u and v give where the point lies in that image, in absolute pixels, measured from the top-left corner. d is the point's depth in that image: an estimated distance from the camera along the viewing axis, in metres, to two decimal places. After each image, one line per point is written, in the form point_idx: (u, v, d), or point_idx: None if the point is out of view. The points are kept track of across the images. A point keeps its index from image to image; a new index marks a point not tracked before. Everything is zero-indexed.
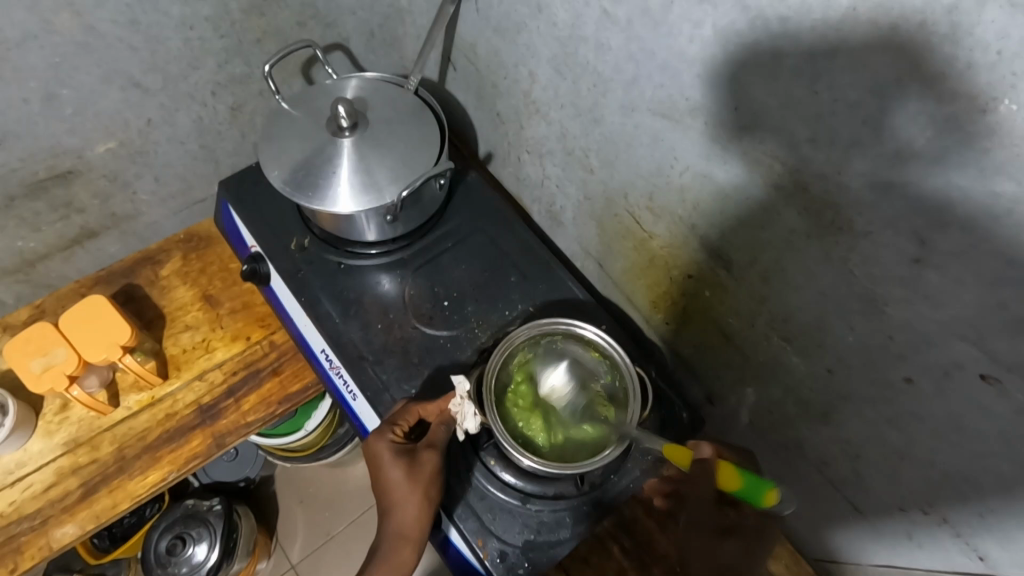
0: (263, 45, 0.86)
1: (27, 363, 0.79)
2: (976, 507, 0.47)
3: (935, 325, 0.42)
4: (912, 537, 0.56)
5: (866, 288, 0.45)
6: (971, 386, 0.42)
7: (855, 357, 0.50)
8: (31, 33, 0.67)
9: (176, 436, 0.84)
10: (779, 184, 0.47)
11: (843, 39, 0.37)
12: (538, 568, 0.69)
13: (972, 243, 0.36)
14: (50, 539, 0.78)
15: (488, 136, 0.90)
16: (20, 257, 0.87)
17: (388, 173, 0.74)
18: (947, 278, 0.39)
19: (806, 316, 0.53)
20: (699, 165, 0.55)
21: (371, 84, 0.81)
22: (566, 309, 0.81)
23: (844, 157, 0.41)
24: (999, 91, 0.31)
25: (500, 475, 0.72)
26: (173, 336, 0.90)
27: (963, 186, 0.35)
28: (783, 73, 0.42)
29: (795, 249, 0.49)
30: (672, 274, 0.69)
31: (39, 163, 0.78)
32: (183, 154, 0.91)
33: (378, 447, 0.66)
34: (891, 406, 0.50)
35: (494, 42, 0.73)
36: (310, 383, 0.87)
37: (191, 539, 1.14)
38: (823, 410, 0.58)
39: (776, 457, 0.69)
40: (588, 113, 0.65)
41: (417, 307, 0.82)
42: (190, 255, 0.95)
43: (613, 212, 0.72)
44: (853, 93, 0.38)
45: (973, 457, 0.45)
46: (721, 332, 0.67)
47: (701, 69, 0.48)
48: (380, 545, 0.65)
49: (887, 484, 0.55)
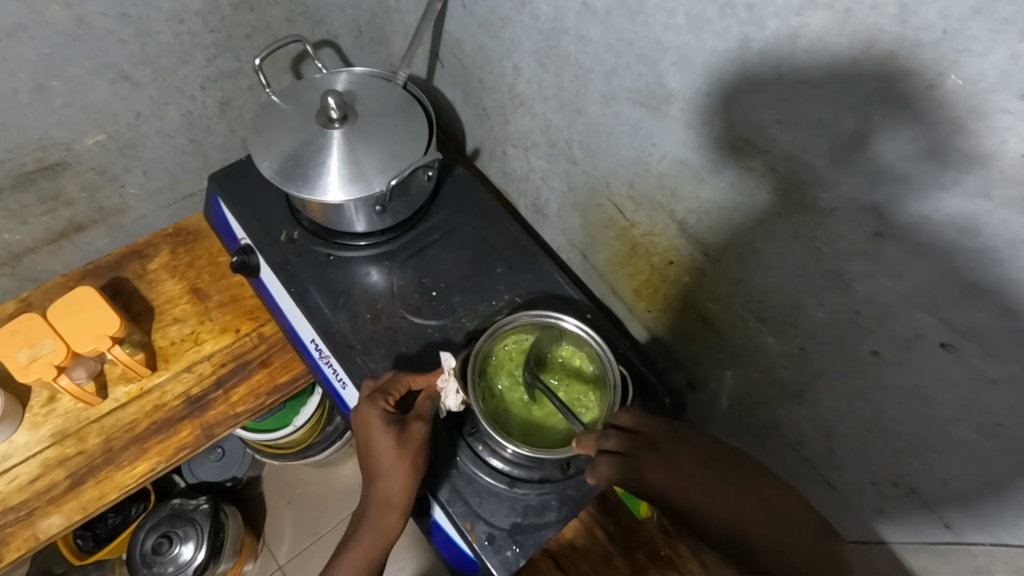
0: (252, 41, 0.88)
1: (13, 354, 0.79)
2: (940, 474, 0.50)
3: (896, 297, 0.44)
4: (885, 509, 0.58)
5: (833, 265, 0.48)
6: (931, 354, 0.44)
7: (825, 334, 0.53)
8: (21, 24, 0.68)
9: (164, 427, 0.84)
10: (752, 167, 0.50)
11: (806, 24, 0.39)
12: (526, 551, 0.70)
13: (927, 215, 0.39)
14: (35, 530, 0.77)
15: (474, 131, 0.92)
16: (6, 250, 0.87)
17: (375, 163, 0.75)
18: (906, 251, 0.42)
19: (779, 297, 0.56)
20: (675, 153, 0.58)
21: (360, 78, 0.83)
22: (551, 301, 0.82)
23: (808, 138, 0.43)
24: (946, 67, 0.33)
25: (487, 460, 0.73)
26: (161, 329, 0.90)
27: (916, 158, 0.37)
28: (752, 59, 0.44)
29: (767, 230, 0.52)
30: (653, 260, 0.71)
31: (27, 155, 0.79)
32: (172, 148, 0.92)
33: (369, 414, 0.66)
34: (860, 379, 0.52)
35: (480, 37, 0.75)
36: (299, 374, 0.88)
37: (177, 538, 1.13)
38: (798, 388, 0.60)
39: (755, 441, 0.71)
40: (571, 104, 0.67)
41: (404, 297, 0.83)
42: (178, 249, 0.96)
43: (596, 202, 0.74)
44: (816, 74, 0.40)
45: (935, 425, 0.47)
46: (701, 317, 0.69)
47: (676, 58, 0.51)
48: (366, 512, 0.64)
49: (860, 458, 0.58)
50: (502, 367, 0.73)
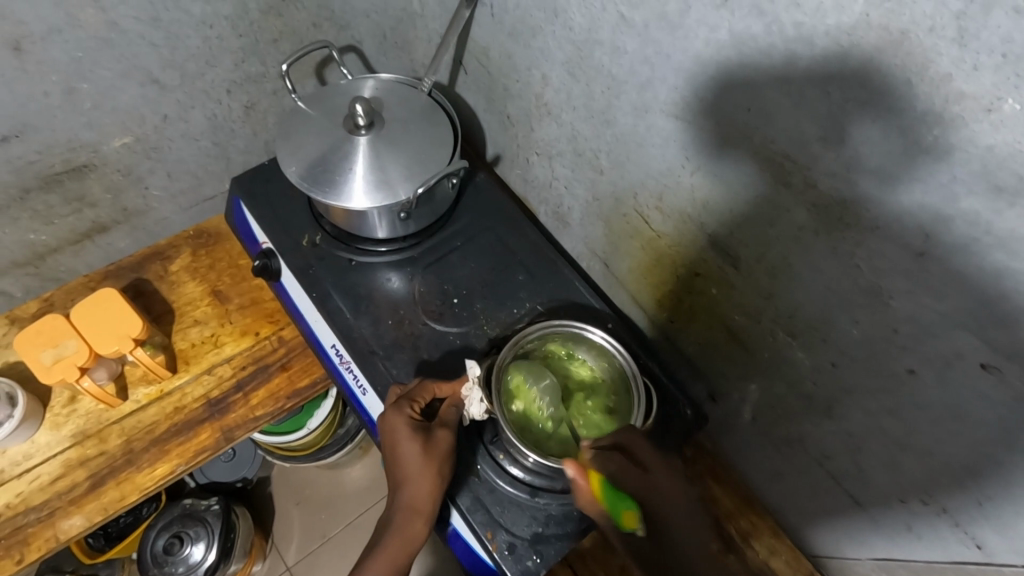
0: (278, 46, 0.88)
1: (38, 355, 0.79)
2: (974, 494, 0.49)
3: (937, 317, 0.44)
4: (912, 527, 0.58)
5: (871, 282, 0.47)
6: (971, 374, 0.44)
7: (858, 351, 0.52)
8: (56, 27, 0.68)
9: (185, 429, 0.84)
10: (789, 182, 0.49)
11: (855, 43, 0.39)
12: (547, 561, 0.70)
13: (974, 237, 0.38)
14: (56, 530, 0.78)
15: (496, 138, 0.92)
16: (30, 250, 0.87)
17: (402, 171, 0.75)
18: (950, 271, 0.41)
19: (810, 312, 0.55)
20: (708, 165, 0.57)
21: (386, 84, 0.83)
22: (572, 309, 0.82)
23: (852, 155, 0.43)
24: (1005, 91, 0.33)
25: (508, 469, 0.73)
26: (183, 331, 0.90)
27: (966, 181, 0.37)
28: (796, 76, 0.44)
29: (802, 245, 0.52)
30: (679, 272, 0.71)
31: (55, 156, 0.79)
32: (196, 150, 0.92)
33: (395, 421, 0.66)
34: (894, 397, 0.52)
35: (508, 46, 0.75)
36: (318, 378, 0.88)
37: (189, 539, 1.14)
38: (826, 404, 0.60)
39: (777, 454, 0.71)
40: (601, 115, 0.67)
41: (426, 304, 0.83)
42: (199, 251, 0.96)
43: (622, 212, 0.74)
44: (863, 92, 0.40)
45: (971, 445, 0.47)
46: (727, 330, 0.69)
47: (715, 72, 0.51)
48: (391, 518, 0.64)
49: (888, 475, 0.58)
50: (530, 363, 0.72)
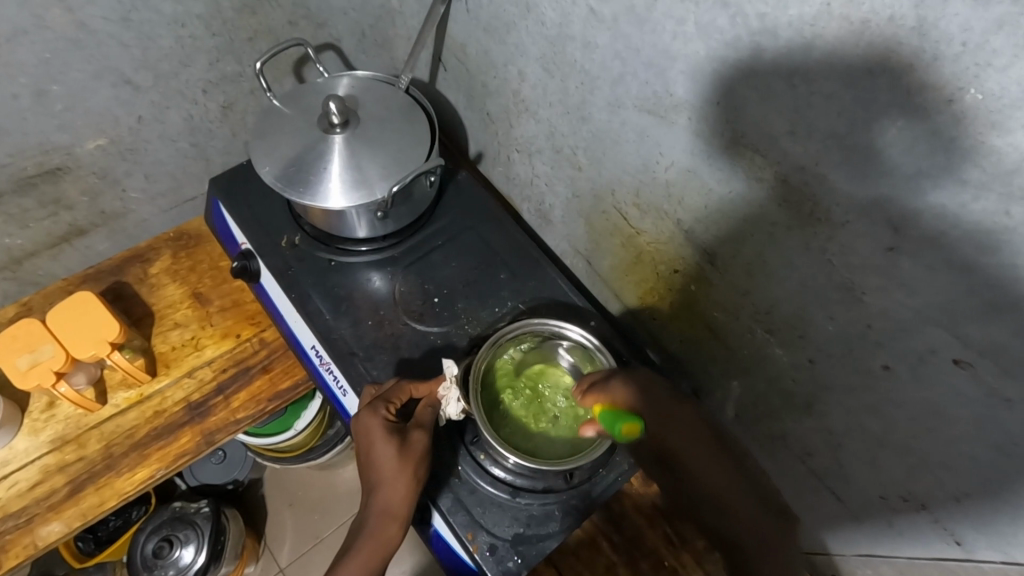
0: (254, 45, 0.87)
1: (14, 360, 0.79)
2: (951, 491, 0.49)
3: (910, 312, 0.43)
4: (893, 524, 0.58)
5: (844, 277, 0.47)
6: (945, 370, 0.43)
7: (836, 347, 0.52)
8: (22, 28, 0.67)
9: (165, 433, 0.83)
10: (761, 177, 0.49)
11: (818, 35, 0.38)
12: (528, 562, 0.70)
13: (942, 231, 0.38)
14: (35, 537, 0.77)
15: (478, 136, 0.91)
16: (7, 254, 0.86)
17: (378, 170, 0.74)
18: (920, 265, 0.41)
19: (788, 309, 0.55)
20: (683, 161, 0.57)
21: (362, 83, 0.82)
22: (555, 308, 0.81)
23: (820, 148, 0.42)
24: (965, 82, 0.32)
25: (489, 469, 0.73)
26: (162, 334, 0.89)
27: (932, 175, 0.36)
28: (763, 69, 0.43)
29: (776, 241, 0.51)
30: (659, 269, 0.70)
31: (28, 159, 0.78)
32: (174, 152, 0.91)
33: (370, 422, 0.66)
34: (871, 394, 0.51)
35: (484, 42, 0.74)
36: (300, 380, 0.88)
37: (179, 542, 1.13)
38: (806, 400, 0.59)
39: (760, 451, 0.70)
40: (577, 111, 0.66)
41: (407, 303, 0.82)
42: (180, 253, 0.95)
43: (601, 209, 0.74)
44: (828, 85, 0.39)
45: (947, 441, 0.47)
46: (708, 328, 0.68)
47: (685, 66, 0.50)
48: (366, 520, 0.64)
49: (868, 471, 0.57)
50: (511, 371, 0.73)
